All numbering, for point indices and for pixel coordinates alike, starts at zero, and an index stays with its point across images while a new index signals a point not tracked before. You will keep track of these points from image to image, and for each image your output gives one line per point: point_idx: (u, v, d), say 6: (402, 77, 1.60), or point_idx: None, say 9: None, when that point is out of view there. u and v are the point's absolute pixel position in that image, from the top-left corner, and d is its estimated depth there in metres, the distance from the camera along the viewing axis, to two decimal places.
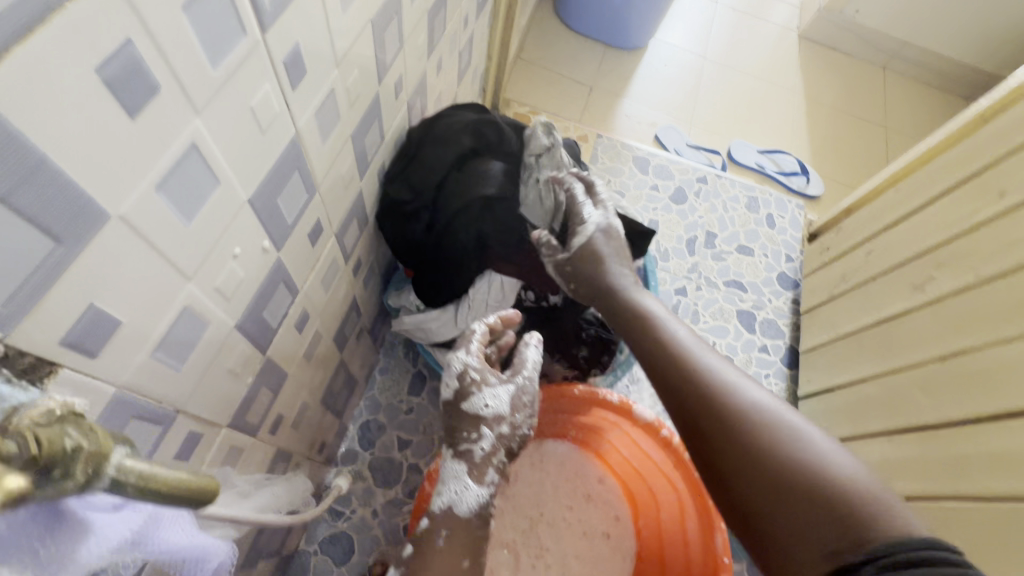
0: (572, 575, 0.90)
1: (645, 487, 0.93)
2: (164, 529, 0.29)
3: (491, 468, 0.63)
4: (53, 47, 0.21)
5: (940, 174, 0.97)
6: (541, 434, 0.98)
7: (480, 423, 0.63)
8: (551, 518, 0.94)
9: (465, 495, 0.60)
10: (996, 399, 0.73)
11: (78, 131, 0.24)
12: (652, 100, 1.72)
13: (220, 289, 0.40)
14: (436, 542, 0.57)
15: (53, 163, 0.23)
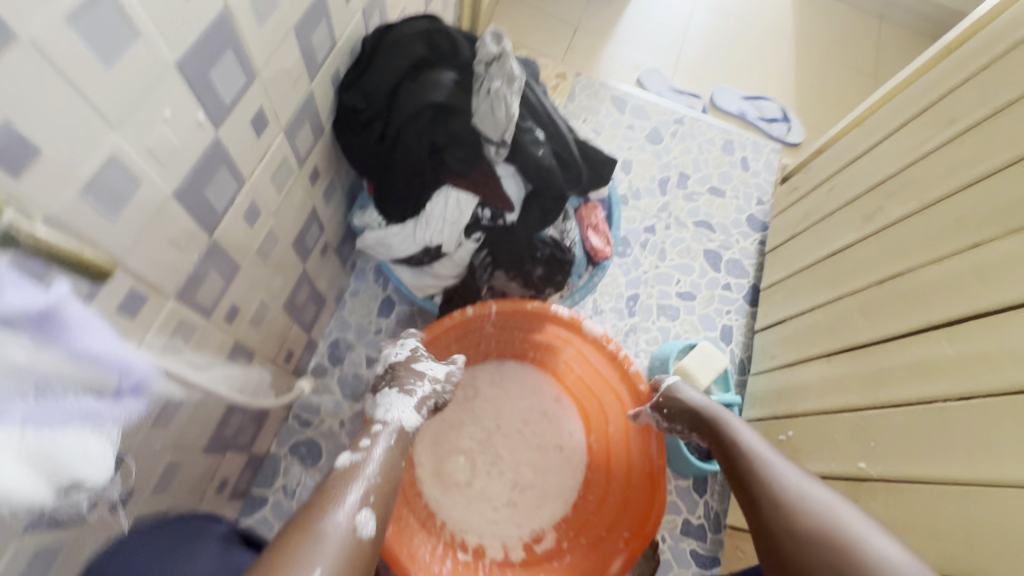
0: (524, 481, 0.96)
1: (597, 403, 0.98)
2: (76, 323, 0.33)
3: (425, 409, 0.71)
4: None
5: (902, 107, 0.98)
6: (500, 353, 1.02)
7: (423, 375, 0.73)
8: (506, 430, 1.00)
9: (406, 417, 0.67)
10: (921, 315, 0.77)
11: None
12: (640, 41, 1.70)
13: (152, 150, 0.43)
14: (390, 441, 0.64)
15: None
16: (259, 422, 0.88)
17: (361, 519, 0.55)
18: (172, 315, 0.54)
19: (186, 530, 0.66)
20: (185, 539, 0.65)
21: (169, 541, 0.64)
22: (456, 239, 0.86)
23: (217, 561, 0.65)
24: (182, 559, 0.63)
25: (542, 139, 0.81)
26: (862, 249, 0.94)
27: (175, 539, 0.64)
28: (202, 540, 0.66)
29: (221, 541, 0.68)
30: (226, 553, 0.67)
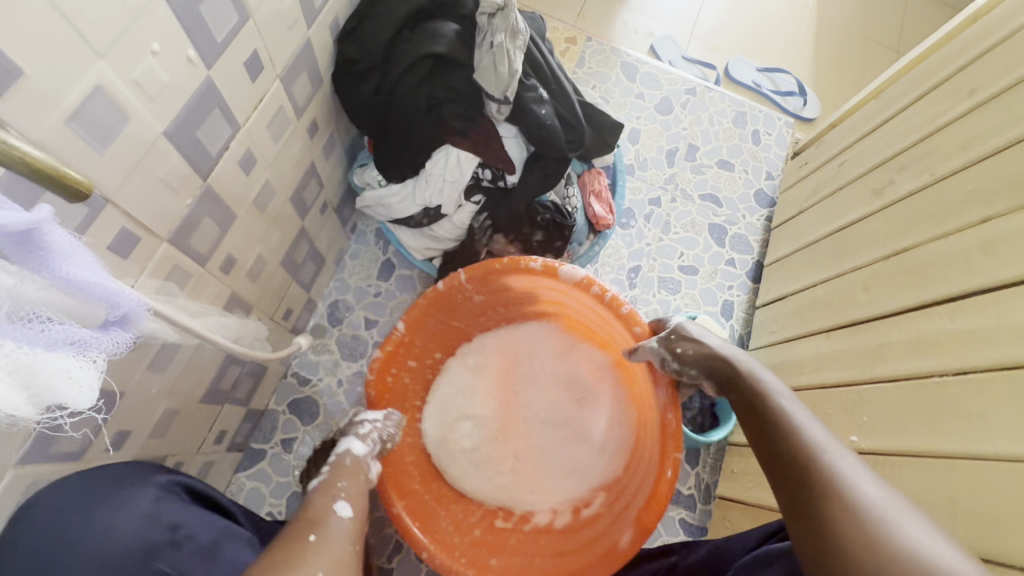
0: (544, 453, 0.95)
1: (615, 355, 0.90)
2: (56, 249, 0.32)
3: (368, 438, 0.71)
4: None
5: (921, 78, 0.95)
6: (513, 317, 0.99)
7: (359, 421, 0.74)
8: (524, 401, 0.99)
9: (353, 445, 0.69)
10: (924, 290, 0.75)
11: None
12: (655, 7, 1.64)
13: (140, 83, 0.42)
14: (343, 462, 0.66)
15: None
16: (257, 376, 0.89)
17: (338, 507, 0.58)
18: (166, 258, 0.54)
19: (113, 476, 0.54)
20: (107, 487, 0.53)
21: (85, 488, 0.51)
22: (456, 200, 0.85)
23: (145, 516, 0.52)
24: (98, 511, 0.51)
25: (545, 98, 0.79)
26: (870, 224, 0.92)
27: (94, 487, 0.52)
28: (129, 488, 0.54)
29: (155, 490, 0.55)
30: (160, 504, 0.54)
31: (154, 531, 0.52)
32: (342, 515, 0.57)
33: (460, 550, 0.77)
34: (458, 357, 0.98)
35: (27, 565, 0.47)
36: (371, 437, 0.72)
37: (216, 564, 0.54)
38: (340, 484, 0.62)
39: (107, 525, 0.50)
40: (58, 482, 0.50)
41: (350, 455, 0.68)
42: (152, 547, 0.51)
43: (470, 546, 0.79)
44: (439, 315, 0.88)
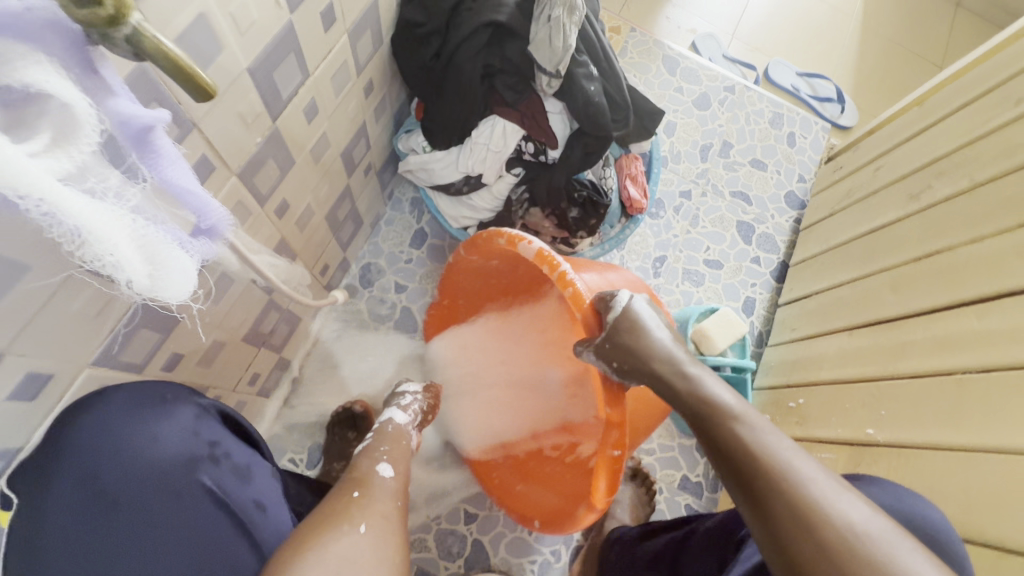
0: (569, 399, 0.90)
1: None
2: (169, 159, 0.33)
3: (409, 408, 0.83)
4: None
5: (969, 86, 0.95)
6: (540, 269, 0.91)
7: (401, 396, 0.86)
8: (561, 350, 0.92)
9: (398, 415, 0.79)
10: (954, 291, 0.76)
11: None
12: (699, 4, 1.64)
13: (235, 17, 0.45)
14: (386, 427, 0.76)
15: None
16: (292, 325, 0.93)
17: (380, 468, 0.65)
18: (233, 192, 0.57)
19: (158, 390, 0.55)
20: (155, 401, 0.54)
21: (137, 398, 0.53)
22: (497, 170, 0.88)
23: (187, 431, 0.54)
24: (148, 419, 0.52)
25: (595, 75, 0.81)
26: (903, 228, 0.92)
27: (145, 397, 0.53)
28: (174, 404, 0.55)
29: (195, 408, 0.56)
30: (200, 422, 0.55)
31: (196, 446, 0.53)
32: (385, 472, 0.65)
33: (498, 472, 0.91)
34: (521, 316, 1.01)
35: (82, 458, 0.49)
36: (411, 409, 0.83)
37: (250, 483, 0.55)
38: (382, 448, 0.69)
39: (154, 433, 0.52)
40: (120, 392, 0.52)
41: (392, 424, 0.77)
42: (194, 459, 0.52)
43: (506, 471, 0.90)
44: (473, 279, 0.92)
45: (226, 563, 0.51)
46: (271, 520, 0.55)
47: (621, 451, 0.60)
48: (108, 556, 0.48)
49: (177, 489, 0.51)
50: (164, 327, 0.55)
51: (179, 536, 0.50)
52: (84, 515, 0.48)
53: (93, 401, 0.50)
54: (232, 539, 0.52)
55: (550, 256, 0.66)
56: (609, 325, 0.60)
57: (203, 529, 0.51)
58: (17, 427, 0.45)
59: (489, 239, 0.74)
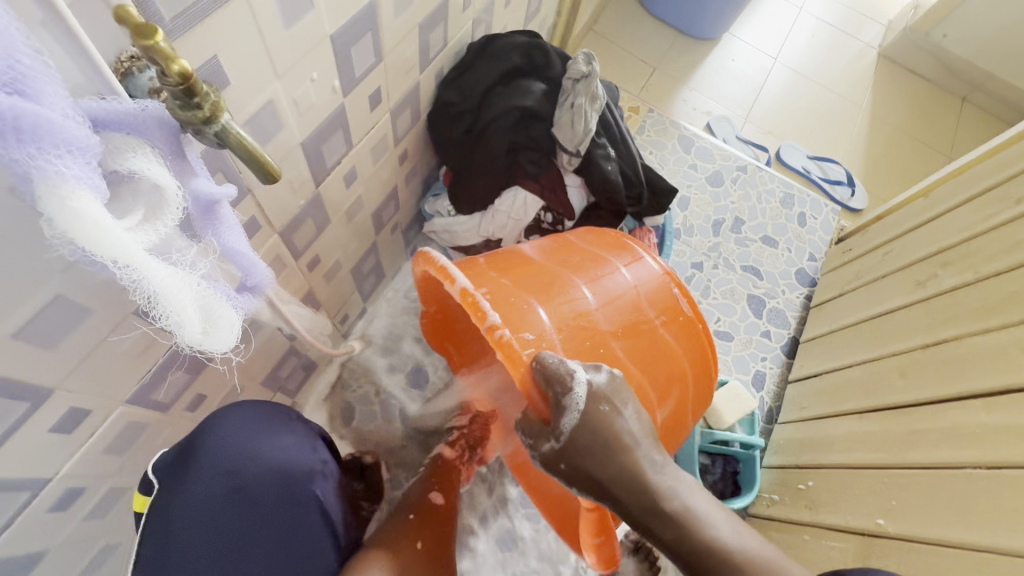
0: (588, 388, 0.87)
1: (584, 331, 0.66)
2: (227, 229, 0.37)
3: (455, 439, 0.95)
4: None
5: (969, 183, 0.99)
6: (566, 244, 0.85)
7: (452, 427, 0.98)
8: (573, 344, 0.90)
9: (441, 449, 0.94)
10: (963, 381, 0.76)
11: None
12: (715, 90, 1.75)
13: (297, 102, 0.52)
14: (432, 465, 0.91)
15: None
16: (308, 371, 0.96)
17: (430, 496, 0.82)
18: (273, 248, 0.62)
19: (282, 411, 0.68)
20: (277, 418, 0.66)
21: (259, 415, 0.64)
22: (515, 236, 0.94)
23: (305, 446, 0.65)
24: (277, 432, 0.65)
25: (612, 155, 0.88)
26: (910, 314, 0.94)
27: (268, 414, 0.65)
28: (293, 422, 0.67)
29: (306, 429, 0.68)
30: (313, 441, 0.67)
31: (312, 460, 0.65)
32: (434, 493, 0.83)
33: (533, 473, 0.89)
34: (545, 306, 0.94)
35: (228, 459, 0.59)
36: (456, 443, 0.95)
37: (340, 497, 0.67)
38: (433, 484, 0.85)
39: (281, 443, 0.64)
40: (242, 408, 0.63)
41: (440, 457, 0.93)
42: (311, 472, 0.64)
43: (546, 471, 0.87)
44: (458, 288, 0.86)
45: (319, 564, 0.62)
46: (348, 532, 0.67)
47: (601, 539, 0.63)
48: (232, 544, 0.58)
49: (294, 496, 0.62)
50: (193, 370, 0.59)
51: (282, 540, 0.60)
52: (224, 503, 0.59)
53: (223, 414, 0.61)
54: (324, 546, 0.63)
55: (476, 304, 0.60)
56: (565, 432, 0.54)
57: (305, 530, 0.62)
58: (53, 459, 0.47)
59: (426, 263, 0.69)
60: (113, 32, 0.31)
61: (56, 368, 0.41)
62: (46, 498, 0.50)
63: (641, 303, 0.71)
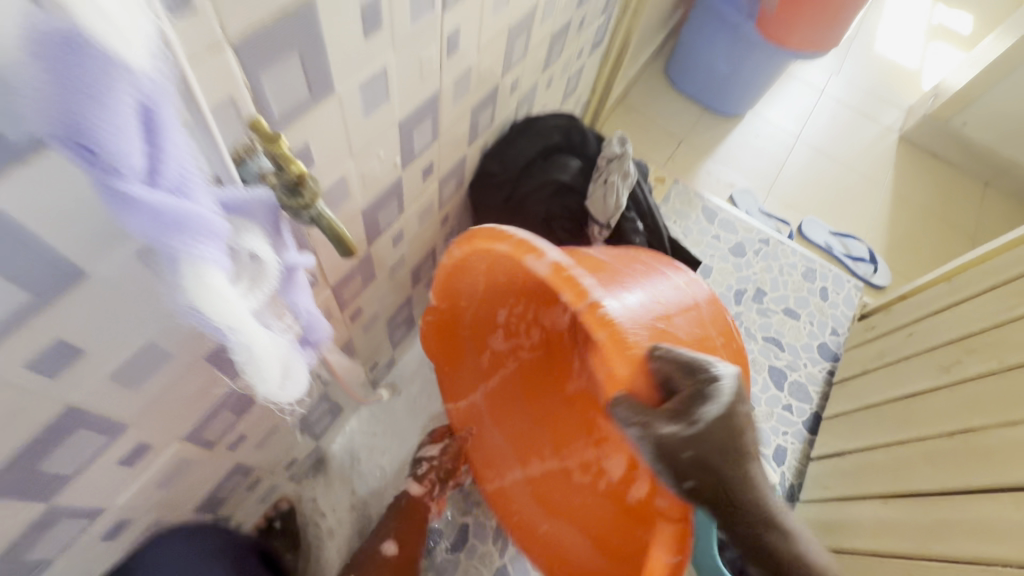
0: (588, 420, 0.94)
1: (662, 334, 0.62)
2: (298, 292, 0.42)
3: (421, 473, 1.00)
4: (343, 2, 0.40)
5: (990, 273, 1.01)
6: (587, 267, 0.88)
7: (419, 459, 1.02)
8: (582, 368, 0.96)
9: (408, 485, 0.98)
10: (991, 472, 0.76)
11: (342, 44, 0.43)
12: (738, 164, 1.83)
13: (363, 175, 0.58)
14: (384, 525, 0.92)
15: (326, 59, 0.42)
16: (335, 416, 0.98)
17: (383, 545, 0.89)
18: (324, 301, 0.67)
19: (217, 530, 0.73)
20: (217, 535, 0.72)
21: (203, 533, 0.70)
22: None
23: (237, 564, 0.72)
24: (215, 549, 0.70)
25: (641, 229, 0.94)
26: (935, 398, 0.94)
27: (209, 533, 0.71)
28: (226, 542, 0.73)
29: (238, 546, 0.75)
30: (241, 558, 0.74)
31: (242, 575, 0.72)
32: (375, 568, 0.86)
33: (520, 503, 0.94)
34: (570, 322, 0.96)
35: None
36: (426, 478, 0.99)
37: None
38: (392, 523, 0.92)
39: (221, 560, 0.70)
40: (188, 526, 0.68)
41: (407, 496, 0.97)
42: None
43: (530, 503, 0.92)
44: (473, 282, 0.79)
45: None
46: None
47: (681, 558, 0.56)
48: None
49: None
50: (240, 410, 0.63)
51: None
52: None
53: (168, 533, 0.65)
54: None
55: (571, 277, 0.59)
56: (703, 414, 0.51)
57: None
58: (114, 491, 0.51)
59: (487, 240, 0.66)
60: (233, 129, 0.38)
61: (134, 406, 0.45)
62: (98, 529, 0.52)
63: (704, 319, 0.69)
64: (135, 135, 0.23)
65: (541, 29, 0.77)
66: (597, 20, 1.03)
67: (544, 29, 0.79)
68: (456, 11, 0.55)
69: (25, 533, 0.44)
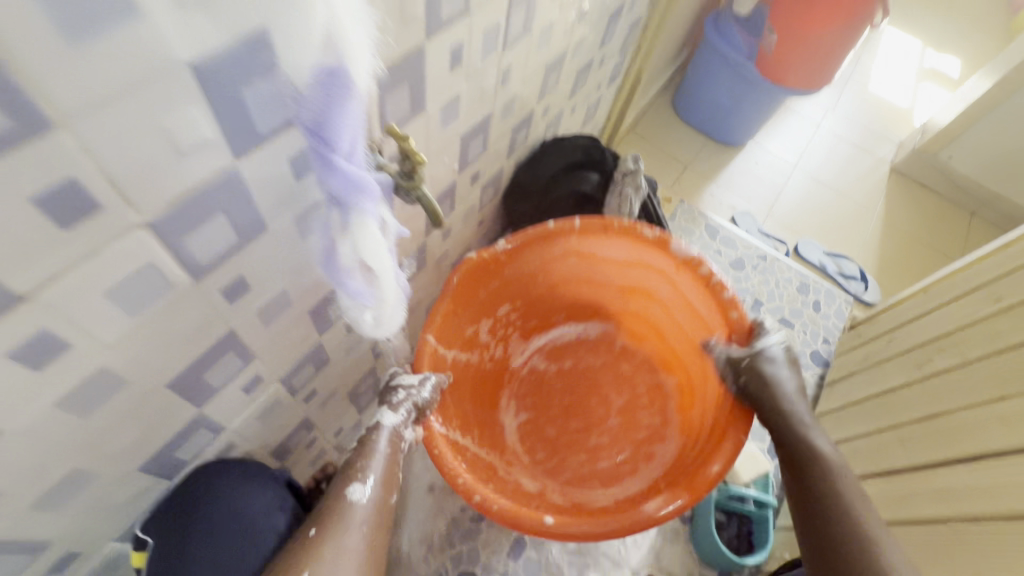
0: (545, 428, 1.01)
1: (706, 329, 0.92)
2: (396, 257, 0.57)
3: (399, 408, 0.69)
4: (441, 48, 0.55)
5: (959, 284, 1.14)
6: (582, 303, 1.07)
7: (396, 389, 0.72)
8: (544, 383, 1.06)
9: (383, 418, 0.67)
10: (954, 447, 0.88)
11: (436, 77, 0.58)
12: (739, 189, 1.99)
13: (431, 177, 0.73)
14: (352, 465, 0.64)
15: (424, 89, 0.57)
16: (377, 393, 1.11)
17: (352, 489, 0.62)
18: None
19: (254, 468, 0.66)
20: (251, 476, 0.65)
21: (240, 472, 0.64)
22: None
23: (275, 507, 0.65)
24: (255, 487, 0.64)
25: None
26: (910, 392, 1.06)
27: (248, 471, 0.65)
28: (264, 476, 0.67)
29: (276, 483, 0.68)
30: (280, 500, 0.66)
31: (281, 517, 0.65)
32: (374, 464, 0.64)
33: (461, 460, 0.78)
34: (520, 360, 1.07)
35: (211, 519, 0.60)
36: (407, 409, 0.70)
37: None
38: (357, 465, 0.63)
39: (261, 502, 0.64)
40: (220, 465, 0.63)
41: (380, 428, 0.66)
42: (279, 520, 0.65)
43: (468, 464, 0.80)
44: (533, 259, 0.93)
45: None
46: None
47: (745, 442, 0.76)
48: None
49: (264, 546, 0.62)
50: (318, 366, 0.76)
51: None
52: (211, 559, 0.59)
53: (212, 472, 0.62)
54: None
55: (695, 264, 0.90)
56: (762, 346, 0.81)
57: None
58: (232, 416, 0.63)
59: (615, 224, 0.91)
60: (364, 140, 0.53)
61: (261, 343, 0.59)
62: (213, 449, 0.64)
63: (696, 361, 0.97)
64: (351, 124, 0.39)
65: (569, 65, 0.94)
66: (613, 59, 1.20)
67: (571, 66, 0.95)
68: (511, 52, 0.71)
69: (179, 433, 0.56)
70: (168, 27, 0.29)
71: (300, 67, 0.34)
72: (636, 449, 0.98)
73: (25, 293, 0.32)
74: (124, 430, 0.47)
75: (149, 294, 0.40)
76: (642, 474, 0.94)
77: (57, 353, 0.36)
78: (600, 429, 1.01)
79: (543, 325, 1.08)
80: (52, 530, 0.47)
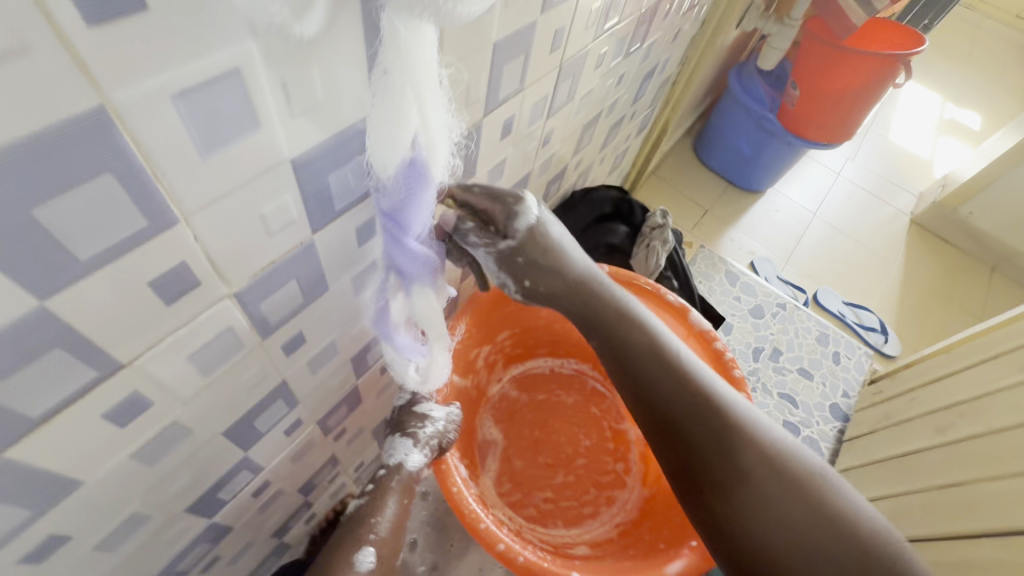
0: (515, 457, 0.99)
1: None
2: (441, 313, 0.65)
3: (423, 447, 0.69)
4: (495, 121, 0.59)
5: (983, 347, 1.13)
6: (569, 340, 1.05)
7: (421, 422, 0.71)
8: (518, 412, 1.04)
9: (409, 459, 0.68)
10: (993, 517, 0.86)
11: (488, 146, 0.62)
12: (758, 234, 2.01)
13: None
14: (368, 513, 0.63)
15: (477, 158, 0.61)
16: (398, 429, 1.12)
17: (364, 550, 0.60)
18: None
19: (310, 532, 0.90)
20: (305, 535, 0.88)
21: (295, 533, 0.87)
22: None
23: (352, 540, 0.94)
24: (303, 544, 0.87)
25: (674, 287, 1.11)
26: (932, 458, 1.06)
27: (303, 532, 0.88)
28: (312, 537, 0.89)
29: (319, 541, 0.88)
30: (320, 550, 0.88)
31: None
32: (386, 513, 0.64)
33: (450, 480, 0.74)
34: (498, 389, 1.05)
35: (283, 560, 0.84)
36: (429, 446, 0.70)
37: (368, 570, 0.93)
38: (372, 518, 0.63)
39: None
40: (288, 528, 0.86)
41: (401, 472, 0.67)
42: None
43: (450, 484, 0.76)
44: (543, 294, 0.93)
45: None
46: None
47: None
48: None
49: None
50: (351, 406, 0.78)
51: None
52: None
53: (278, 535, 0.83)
54: None
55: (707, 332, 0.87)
56: (520, 233, 0.56)
57: None
58: (271, 456, 0.65)
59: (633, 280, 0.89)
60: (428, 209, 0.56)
61: (307, 389, 0.61)
62: (250, 488, 0.66)
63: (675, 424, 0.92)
64: (420, 209, 0.47)
65: (602, 123, 0.98)
66: (642, 113, 1.25)
67: (604, 124, 1.00)
68: (555, 118, 0.75)
69: (225, 475, 0.58)
70: (281, 132, 0.33)
71: (386, 166, 0.41)
72: (600, 492, 0.96)
73: (127, 361, 0.34)
74: (181, 476, 0.49)
75: (223, 354, 0.43)
76: (602, 519, 0.93)
77: (143, 410, 0.39)
78: (567, 468, 0.99)
79: (525, 354, 1.07)
80: (106, 571, 0.49)
